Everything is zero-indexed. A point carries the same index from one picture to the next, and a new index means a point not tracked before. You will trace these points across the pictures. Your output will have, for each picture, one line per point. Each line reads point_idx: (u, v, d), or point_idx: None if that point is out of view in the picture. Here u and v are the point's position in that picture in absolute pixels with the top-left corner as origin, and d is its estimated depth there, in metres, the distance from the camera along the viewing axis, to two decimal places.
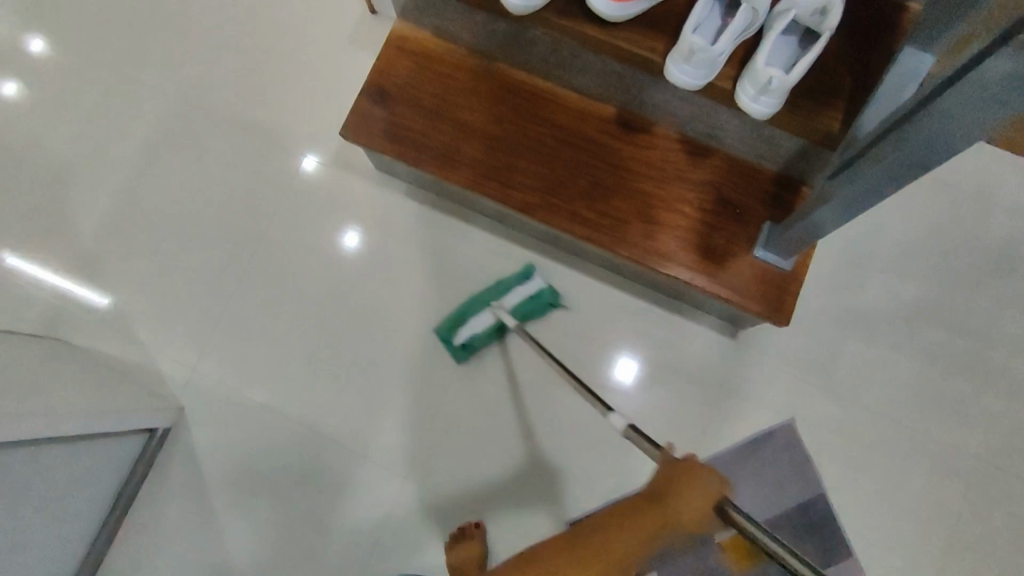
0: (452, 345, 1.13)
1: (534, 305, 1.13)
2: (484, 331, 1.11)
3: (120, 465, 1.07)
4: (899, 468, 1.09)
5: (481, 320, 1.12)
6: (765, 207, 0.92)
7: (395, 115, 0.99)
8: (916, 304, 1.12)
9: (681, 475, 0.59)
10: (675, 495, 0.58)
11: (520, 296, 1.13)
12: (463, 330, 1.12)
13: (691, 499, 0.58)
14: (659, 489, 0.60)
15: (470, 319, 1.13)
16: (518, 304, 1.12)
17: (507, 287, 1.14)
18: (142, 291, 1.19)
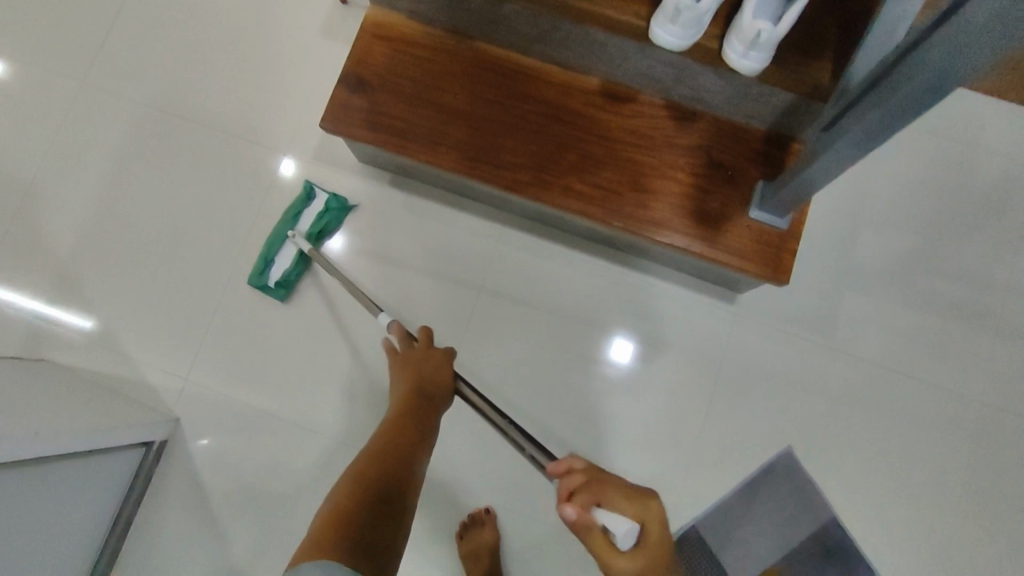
0: (268, 286, 1.14)
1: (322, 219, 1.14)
2: (291, 264, 1.13)
3: (117, 483, 1.04)
4: (905, 420, 1.09)
5: (286, 254, 1.14)
6: (756, 166, 0.91)
7: (376, 104, 0.96)
8: (909, 255, 1.12)
9: (420, 358, 0.94)
10: (422, 378, 0.92)
11: (311, 216, 1.14)
12: (274, 267, 1.14)
13: (432, 373, 0.93)
14: (407, 379, 0.92)
15: (274, 258, 1.14)
16: (309, 225, 1.14)
17: (293, 212, 1.14)
18: (125, 304, 1.16)
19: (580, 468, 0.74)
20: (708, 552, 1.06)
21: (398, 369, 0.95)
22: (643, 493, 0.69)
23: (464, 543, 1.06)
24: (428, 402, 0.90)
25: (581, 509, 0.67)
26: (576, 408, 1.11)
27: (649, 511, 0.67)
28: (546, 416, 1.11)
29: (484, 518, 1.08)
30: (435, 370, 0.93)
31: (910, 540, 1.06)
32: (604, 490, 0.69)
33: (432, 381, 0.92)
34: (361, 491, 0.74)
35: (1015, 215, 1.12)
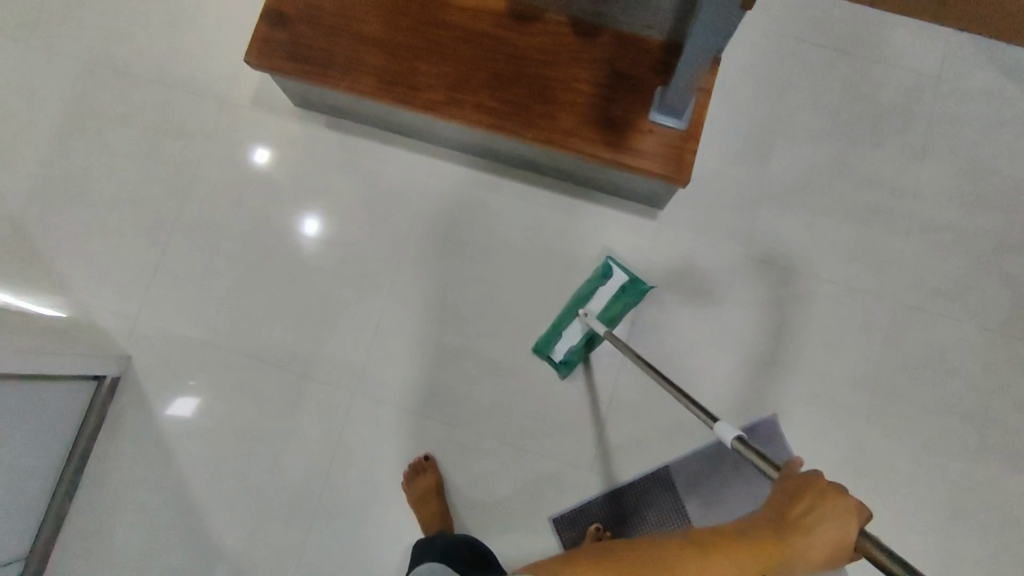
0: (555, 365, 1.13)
1: (616, 303, 1.09)
2: (578, 343, 1.10)
3: (71, 416, 1.08)
4: (823, 322, 1.15)
5: (574, 331, 1.11)
6: (656, 74, 0.96)
7: (296, 37, 1.01)
8: (823, 167, 1.18)
9: (814, 497, 0.57)
10: (802, 520, 0.56)
11: (607, 296, 1.09)
12: (561, 344, 1.12)
13: (820, 536, 0.55)
14: (781, 511, 0.58)
15: (563, 334, 1.12)
16: (602, 306, 1.10)
17: (590, 290, 1.09)
18: (77, 253, 1.20)
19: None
20: (673, 494, 1.09)
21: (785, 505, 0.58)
22: None
23: (411, 490, 1.09)
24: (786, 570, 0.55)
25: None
26: (513, 328, 1.16)
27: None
28: (484, 337, 1.16)
29: (425, 465, 1.11)
30: (812, 522, 0.56)
31: (833, 433, 1.12)
32: None
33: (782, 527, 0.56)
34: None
35: (919, 124, 1.19)
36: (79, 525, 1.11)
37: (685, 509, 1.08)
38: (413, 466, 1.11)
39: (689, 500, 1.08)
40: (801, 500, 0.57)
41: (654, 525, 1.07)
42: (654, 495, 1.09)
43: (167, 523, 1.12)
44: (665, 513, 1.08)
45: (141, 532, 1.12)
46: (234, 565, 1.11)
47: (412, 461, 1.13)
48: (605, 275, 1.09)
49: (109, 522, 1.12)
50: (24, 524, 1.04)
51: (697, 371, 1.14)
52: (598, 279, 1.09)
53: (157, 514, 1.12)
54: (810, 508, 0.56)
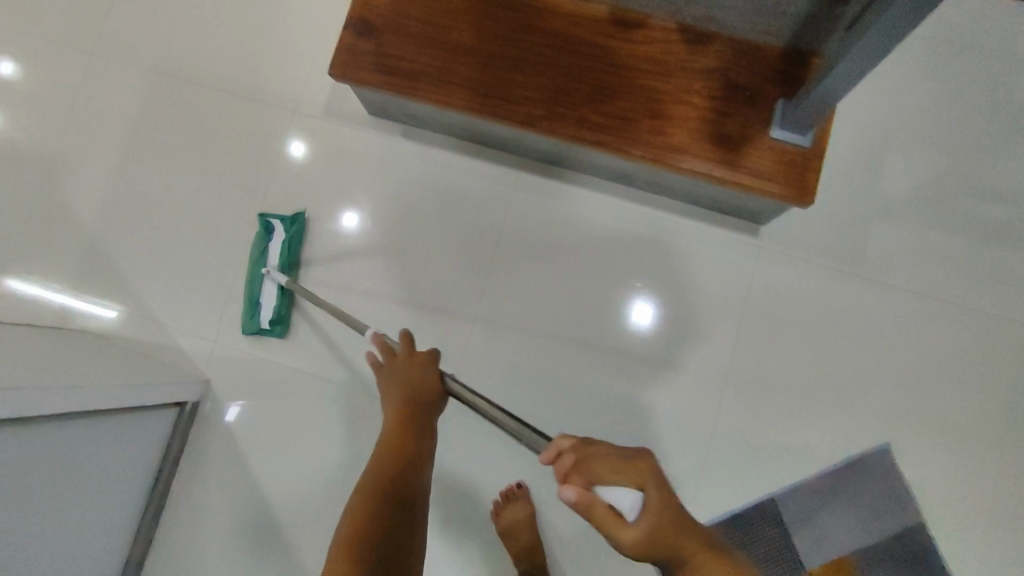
0: (263, 329, 1.12)
1: (291, 247, 1.14)
2: (278, 300, 1.11)
3: (153, 442, 1.06)
4: (940, 344, 1.07)
5: (268, 290, 1.12)
6: (775, 86, 0.88)
7: (382, 47, 0.95)
8: (940, 176, 1.09)
9: (403, 363, 0.86)
10: (409, 386, 0.83)
11: (278, 248, 1.14)
12: (261, 309, 1.12)
13: (425, 384, 0.83)
14: (396, 396, 0.83)
15: (259, 299, 1.12)
16: (278, 257, 1.14)
17: (260, 250, 1.14)
18: (151, 273, 1.17)
19: (568, 448, 0.65)
20: (781, 528, 1.03)
21: (380, 388, 0.86)
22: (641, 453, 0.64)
23: (502, 519, 1.04)
24: (429, 413, 0.82)
25: (569, 467, 0.64)
26: (604, 351, 1.10)
27: (643, 470, 0.62)
28: (574, 359, 1.10)
29: (516, 494, 1.06)
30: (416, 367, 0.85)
31: (953, 464, 1.05)
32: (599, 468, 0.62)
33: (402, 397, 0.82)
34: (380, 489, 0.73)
35: None
36: (163, 553, 1.09)
37: (794, 544, 1.03)
38: (504, 494, 1.06)
39: (799, 535, 1.03)
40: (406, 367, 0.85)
41: (762, 562, 1.02)
42: (760, 528, 1.04)
43: (252, 551, 1.09)
44: (773, 549, 1.03)
45: (225, 561, 1.09)
46: None
47: (503, 488, 1.08)
48: (266, 232, 1.14)
49: (191, 549, 1.09)
50: (110, 554, 1.02)
51: (801, 395, 1.07)
52: (261, 239, 1.14)
53: (240, 542, 1.09)
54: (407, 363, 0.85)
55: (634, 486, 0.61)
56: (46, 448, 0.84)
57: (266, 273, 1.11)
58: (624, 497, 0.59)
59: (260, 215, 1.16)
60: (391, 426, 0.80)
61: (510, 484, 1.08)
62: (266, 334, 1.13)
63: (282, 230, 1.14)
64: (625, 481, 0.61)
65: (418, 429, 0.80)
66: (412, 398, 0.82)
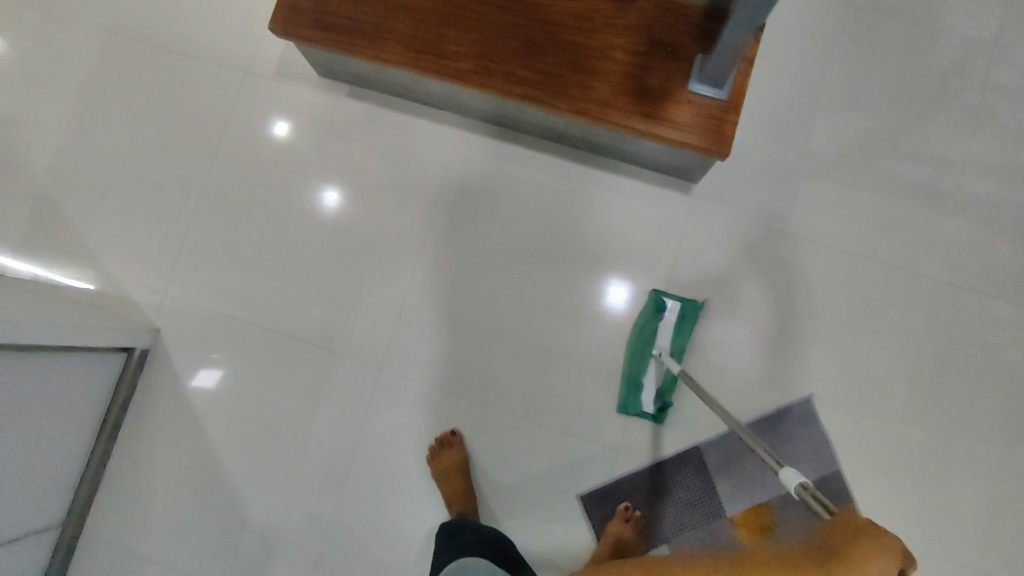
0: (647, 414, 1.09)
1: (681, 330, 1.09)
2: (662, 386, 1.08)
3: (101, 386, 1.09)
4: (866, 302, 1.11)
5: (656, 373, 1.09)
6: (695, 43, 0.91)
7: (322, 4, 0.98)
8: (868, 140, 1.13)
9: (853, 528, 0.52)
10: (843, 539, 0.51)
11: (670, 330, 1.08)
12: (646, 390, 1.09)
13: (864, 558, 0.49)
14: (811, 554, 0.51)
15: (643, 380, 1.09)
16: (670, 338, 1.08)
17: (652, 330, 1.08)
18: (105, 227, 1.20)
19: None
20: (704, 473, 1.08)
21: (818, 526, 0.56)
22: None
23: (435, 464, 1.08)
24: None
25: None
26: (542, 306, 1.14)
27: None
28: (514, 314, 1.14)
29: (450, 440, 1.10)
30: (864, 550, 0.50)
31: (874, 417, 1.08)
32: None
33: (825, 551, 0.51)
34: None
35: (973, 95, 1.13)
36: (112, 494, 1.13)
37: (715, 490, 1.07)
38: (438, 441, 1.10)
39: (720, 481, 1.07)
40: (848, 530, 0.53)
41: (683, 506, 1.07)
42: (683, 473, 1.08)
43: (197, 494, 1.13)
44: (695, 494, 1.08)
45: (171, 503, 1.13)
46: (262, 538, 1.11)
47: (440, 434, 1.12)
48: (658, 311, 1.08)
49: (140, 491, 1.13)
50: (58, 492, 1.06)
51: (732, 351, 1.11)
52: (652, 317, 1.08)
53: (186, 485, 1.13)
54: (853, 532, 0.52)
55: None
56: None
57: (659, 357, 1.07)
58: None
59: (657, 291, 1.10)
60: (779, 555, 0.52)
61: (446, 432, 1.12)
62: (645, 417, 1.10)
63: (677, 311, 1.08)
64: None
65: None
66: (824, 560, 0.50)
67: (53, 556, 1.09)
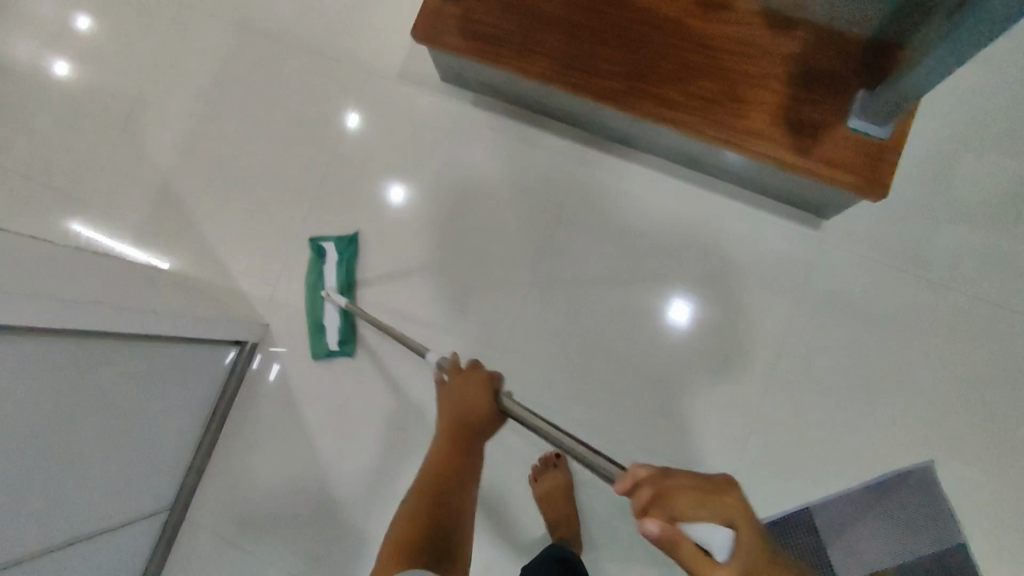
0: (333, 351, 1.15)
1: (344, 268, 1.17)
2: (341, 322, 1.14)
3: (213, 377, 1.10)
4: (1004, 354, 1.04)
5: (329, 314, 1.15)
6: (858, 77, 0.87)
7: (466, 11, 0.97)
8: (1012, 183, 1.07)
9: (458, 383, 0.84)
10: (462, 404, 0.82)
11: (331, 270, 1.17)
12: (328, 330, 1.15)
13: (475, 403, 0.81)
14: (448, 412, 0.82)
15: (324, 321, 1.15)
16: (335, 279, 1.17)
17: (315, 273, 1.18)
18: (222, 220, 1.22)
19: (645, 478, 0.57)
20: (816, 535, 1.03)
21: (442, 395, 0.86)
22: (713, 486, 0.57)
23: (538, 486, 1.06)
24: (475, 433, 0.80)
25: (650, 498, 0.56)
26: (655, 332, 1.11)
27: (729, 505, 0.55)
28: (626, 337, 1.11)
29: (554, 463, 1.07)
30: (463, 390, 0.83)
31: (1007, 478, 1.01)
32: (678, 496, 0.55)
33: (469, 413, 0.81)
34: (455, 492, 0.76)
35: None
36: (214, 485, 1.15)
37: (828, 551, 1.03)
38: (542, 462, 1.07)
39: (833, 544, 1.02)
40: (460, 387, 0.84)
41: None
42: (794, 535, 1.03)
43: (295, 493, 1.13)
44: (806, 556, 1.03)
45: (270, 499, 1.13)
46: (356, 543, 1.10)
47: (543, 454, 1.09)
48: (318, 255, 1.18)
49: (240, 484, 1.14)
50: (165, 479, 1.08)
51: (853, 393, 1.06)
52: (314, 261, 1.18)
53: (285, 483, 1.13)
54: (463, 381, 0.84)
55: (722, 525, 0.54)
56: (113, 364, 0.88)
57: (327, 297, 1.15)
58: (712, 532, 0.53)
59: (312, 241, 1.19)
60: (449, 439, 0.80)
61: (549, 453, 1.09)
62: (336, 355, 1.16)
63: (333, 251, 1.18)
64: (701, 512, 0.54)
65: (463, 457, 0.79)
66: (477, 415, 0.80)
67: (158, 540, 1.12)
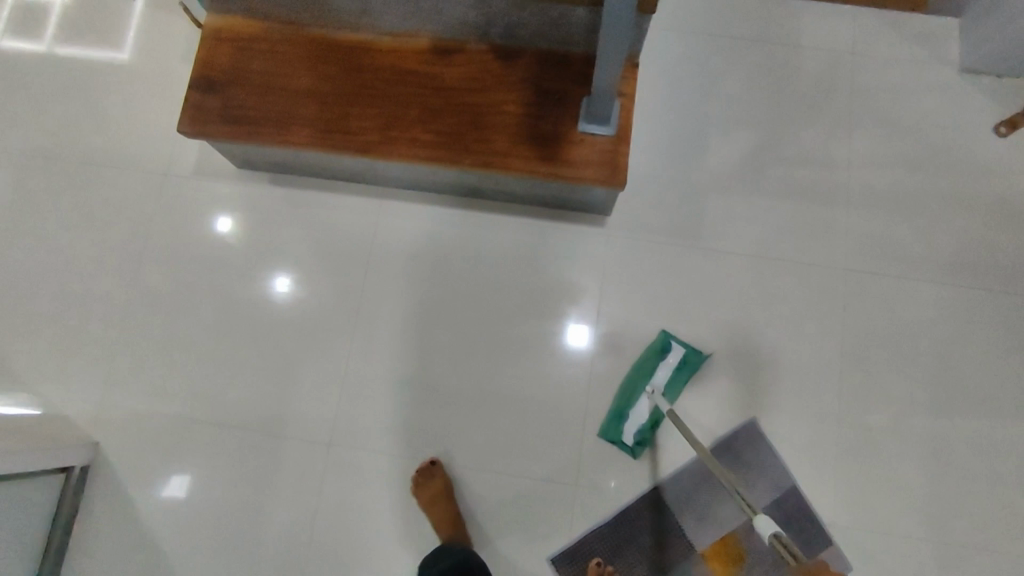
0: (624, 446, 1.10)
1: (680, 375, 1.11)
2: (648, 421, 1.10)
3: (39, 512, 1.05)
4: (787, 302, 1.15)
5: (642, 411, 1.11)
6: (579, 87, 0.98)
7: (228, 99, 1.04)
8: (757, 151, 1.20)
9: None
10: None
11: (669, 370, 1.11)
12: (630, 423, 1.10)
13: None
14: None
15: (629, 412, 1.11)
16: (665, 380, 1.11)
17: (649, 367, 1.11)
18: (31, 353, 1.18)
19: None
20: (669, 513, 1.08)
21: None
22: None
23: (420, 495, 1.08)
24: None
25: None
26: (482, 356, 1.16)
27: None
28: (456, 368, 1.16)
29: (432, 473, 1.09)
30: None
31: (813, 412, 1.11)
32: None
33: None
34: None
35: (844, 98, 1.22)
36: None
37: (681, 526, 1.08)
38: (421, 472, 1.09)
39: (684, 517, 1.08)
40: None
41: (651, 550, 1.07)
42: (649, 518, 1.09)
43: None
44: (663, 535, 1.08)
45: None
46: None
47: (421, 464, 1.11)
48: (662, 351, 1.11)
49: None
50: None
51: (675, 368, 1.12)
52: (655, 356, 1.11)
53: None
54: None
55: None
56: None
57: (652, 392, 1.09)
58: None
59: (663, 332, 1.13)
60: None
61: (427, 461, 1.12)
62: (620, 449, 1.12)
63: (680, 355, 1.11)
64: None
65: None
66: None
67: None
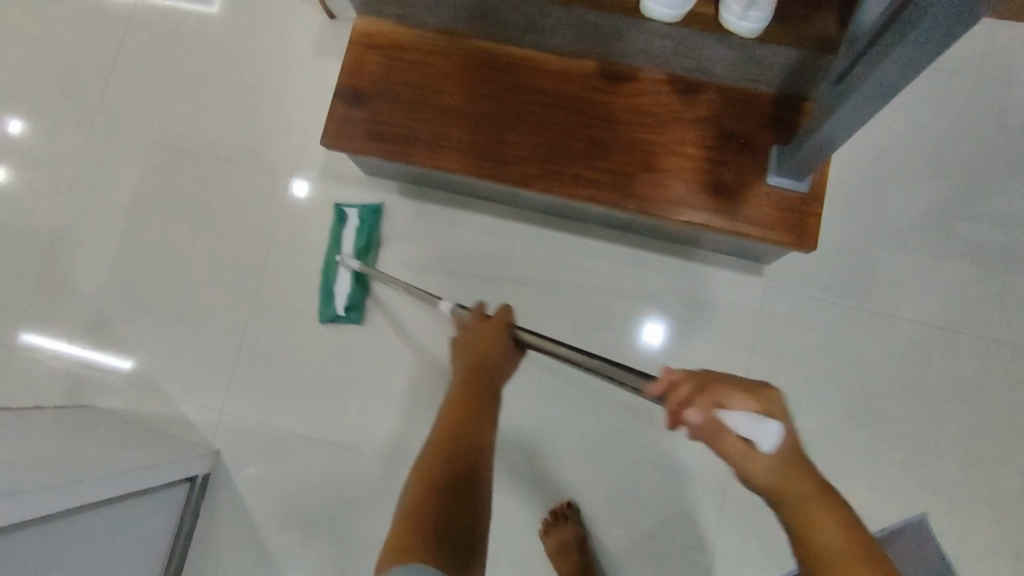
0: (338, 316, 1.14)
1: (361, 237, 1.14)
2: (352, 286, 1.13)
3: (165, 519, 1.05)
4: (956, 376, 1.05)
5: (343, 279, 1.14)
6: (769, 131, 0.88)
7: (374, 113, 0.96)
8: (939, 204, 1.09)
9: (474, 327, 0.80)
10: (479, 347, 0.77)
11: (351, 234, 1.14)
12: (337, 294, 1.13)
13: (484, 343, 0.77)
14: (473, 351, 0.77)
15: (335, 285, 1.14)
16: (352, 245, 1.14)
17: (334, 236, 1.15)
18: (155, 349, 1.17)
19: (680, 374, 0.51)
20: None
21: (456, 349, 0.80)
22: (756, 388, 0.51)
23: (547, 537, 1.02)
24: (493, 377, 0.74)
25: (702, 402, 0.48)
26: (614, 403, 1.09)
27: (766, 399, 0.50)
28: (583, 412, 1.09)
29: (565, 514, 1.03)
30: (492, 329, 0.79)
31: (979, 503, 1.01)
32: (723, 393, 0.49)
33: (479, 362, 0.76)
34: (452, 464, 0.63)
35: None
36: None
37: None
38: (552, 513, 1.03)
39: None
40: (474, 337, 0.79)
41: None
42: None
43: None
44: None
45: None
46: None
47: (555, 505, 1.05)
48: (340, 220, 1.15)
49: None
50: None
51: (824, 433, 1.05)
52: (336, 224, 1.15)
53: None
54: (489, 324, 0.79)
55: (766, 414, 0.49)
56: (49, 535, 0.83)
57: (342, 260, 1.12)
58: (756, 423, 0.48)
59: (335, 205, 1.17)
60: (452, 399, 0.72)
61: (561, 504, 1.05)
62: (344, 321, 1.15)
63: (355, 218, 1.15)
64: (750, 407, 0.49)
65: (476, 426, 0.68)
66: (485, 359, 0.76)
67: None
